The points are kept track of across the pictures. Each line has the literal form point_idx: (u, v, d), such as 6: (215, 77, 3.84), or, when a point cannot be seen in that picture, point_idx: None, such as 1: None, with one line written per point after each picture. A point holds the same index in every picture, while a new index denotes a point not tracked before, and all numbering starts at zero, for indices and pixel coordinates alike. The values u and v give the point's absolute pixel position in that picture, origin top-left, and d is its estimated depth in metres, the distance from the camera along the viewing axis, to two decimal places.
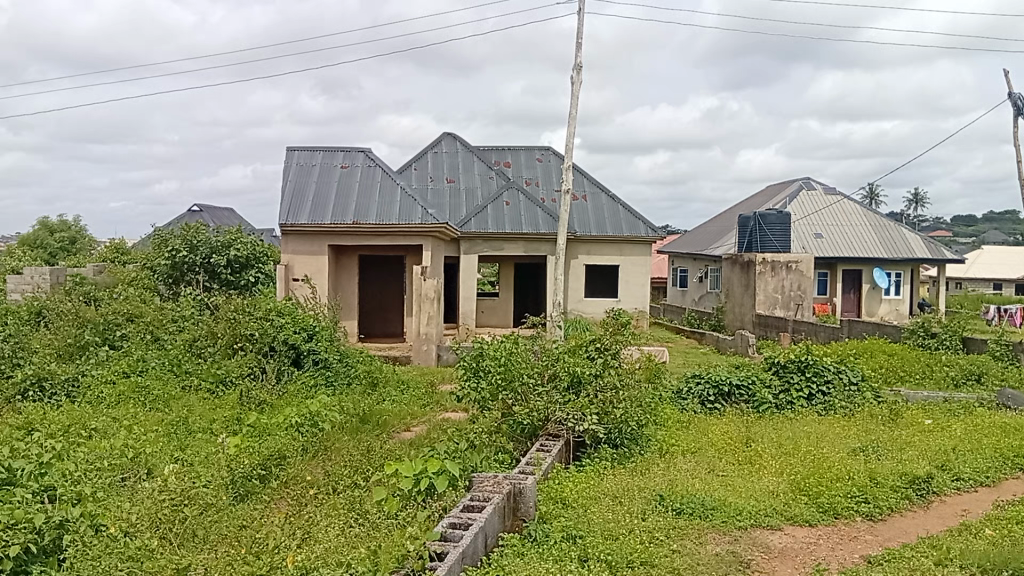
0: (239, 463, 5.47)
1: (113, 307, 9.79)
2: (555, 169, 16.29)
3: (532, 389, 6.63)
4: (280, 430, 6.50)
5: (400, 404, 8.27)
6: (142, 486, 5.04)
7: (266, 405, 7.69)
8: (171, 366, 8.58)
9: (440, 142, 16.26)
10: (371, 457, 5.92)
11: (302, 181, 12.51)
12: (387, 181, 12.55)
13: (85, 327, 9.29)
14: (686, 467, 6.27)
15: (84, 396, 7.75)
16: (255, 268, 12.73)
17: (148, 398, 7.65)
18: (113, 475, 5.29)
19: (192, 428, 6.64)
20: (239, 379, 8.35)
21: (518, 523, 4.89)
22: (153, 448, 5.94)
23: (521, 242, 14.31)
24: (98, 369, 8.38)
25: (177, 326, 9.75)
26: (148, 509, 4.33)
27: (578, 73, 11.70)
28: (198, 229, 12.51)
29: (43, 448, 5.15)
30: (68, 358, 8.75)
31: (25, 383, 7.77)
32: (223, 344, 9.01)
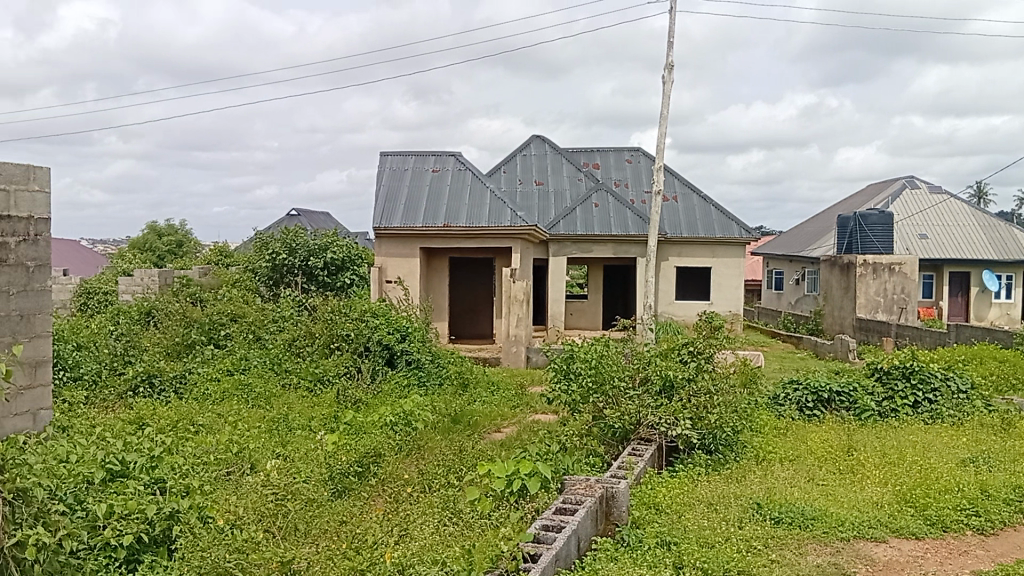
0: (337, 460, 5.60)
1: (218, 308, 10.21)
2: (645, 170, 16.12)
3: (623, 392, 6.58)
4: (375, 428, 6.64)
5: (490, 405, 8.32)
6: (246, 480, 5.22)
7: (361, 404, 7.86)
8: (272, 365, 8.88)
9: (529, 144, 16.31)
10: (463, 457, 5.97)
11: (395, 185, 12.75)
12: (478, 185, 12.66)
13: (191, 327, 9.73)
14: (784, 475, 6.09)
15: (190, 392, 8.10)
16: (350, 270, 13.02)
17: (251, 395, 7.94)
18: (219, 469, 5.50)
19: (292, 425, 6.84)
20: (335, 378, 8.57)
21: (611, 527, 4.85)
22: (256, 444, 6.15)
23: (611, 244, 14.20)
24: (203, 367, 8.74)
25: (277, 326, 10.09)
26: (254, 503, 4.48)
27: (670, 72, 11.54)
28: (297, 233, 12.92)
29: (155, 443, 5.40)
30: (176, 355, 9.15)
31: (136, 379, 8.17)
32: (321, 344, 9.28)
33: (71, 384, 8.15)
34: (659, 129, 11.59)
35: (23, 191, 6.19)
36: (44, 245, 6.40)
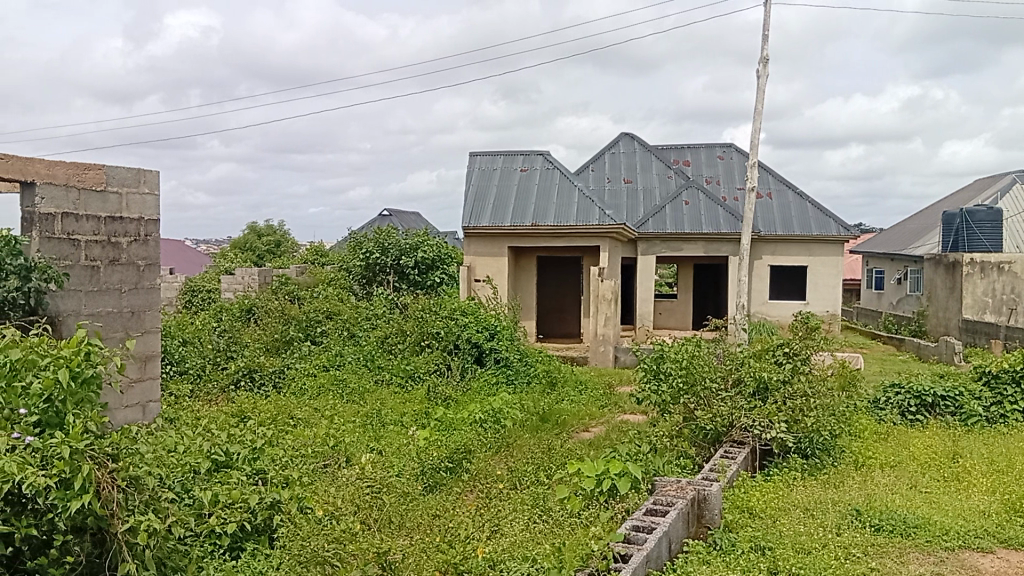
0: (429, 455, 5.68)
1: (314, 305, 10.54)
2: (737, 167, 15.78)
3: (715, 393, 6.46)
4: (465, 425, 6.72)
5: (579, 405, 8.30)
6: (342, 473, 5.39)
7: (450, 401, 7.96)
8: (365, 361, 9.09)
9: (618, 142, 16.19)
10: (552, 455, 5.98)
11: (484, 185, 12.86)
12: (566, 183, 12.64)
13: (290, 323, 10.07)
14: (885, 481, 5.87)
15: (288, 387, 8.38)
16: (440, 269, 13.20)
17: (345, 390, 8.16)
18: (316, 462, 5.67)
19: (384, 420, 6.99)
20: (426, 375, 8.71)
21: (703, 530, 4.79)
22: (351, 438, 6.32)
23: (701, 242, 13.96)
24: (300, 362, 9.03)
25: (370, 323, 10.31)
26: (352, 494, 4.61)
27: (765, 66, 11.28)
28: (389, 233, 13.21)
29: (257, 434, 5.62)
30: (275, 351, 9.49)
31: (238, 374, 8.51)
32: (413, 342, 9.44)
33: (178, 377, 8.54)
34: (753, 125, 11.34)
35: (135, 194, 6.54)
36: (154, 244, 6.73)
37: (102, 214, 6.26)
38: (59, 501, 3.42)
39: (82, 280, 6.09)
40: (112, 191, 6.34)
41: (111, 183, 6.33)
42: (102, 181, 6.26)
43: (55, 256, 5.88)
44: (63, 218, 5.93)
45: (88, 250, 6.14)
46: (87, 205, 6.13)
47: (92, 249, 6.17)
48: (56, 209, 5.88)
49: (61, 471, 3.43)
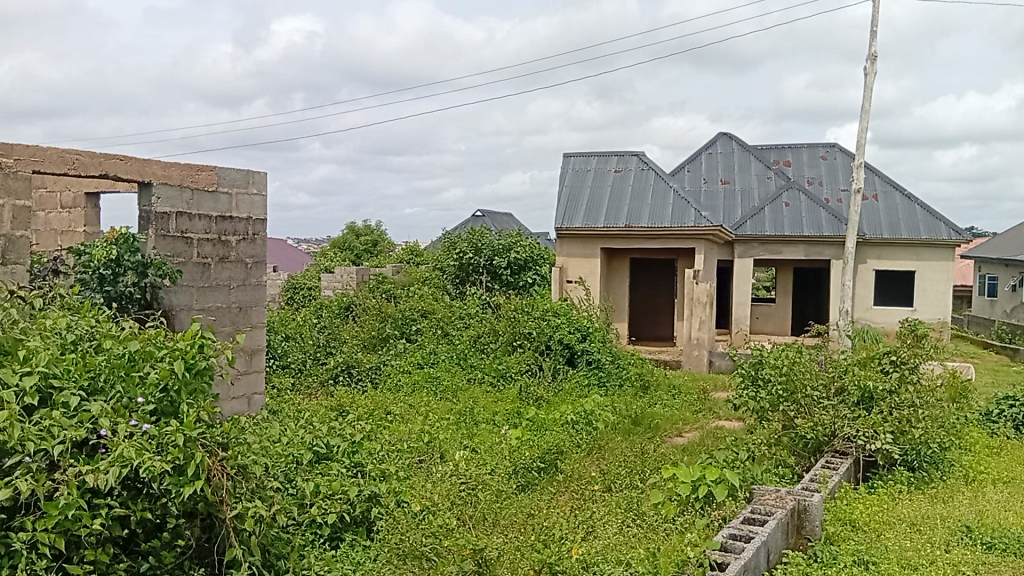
0: (521, 455, 5.71)
1: (410, 304, 10.75)
2: (841, 167, 15.27)
3: (817, 401, 6.26)
4: (557, 426, 6.72)
5: (672, 409, 8.18)
6: (438, 468, 5.48)
7: (542, 402, 7.96)
8: (458, 359, 9.21)
9: (715, 142, 15.89)
10: (645, 459, 5.92)
11: (578, 185, 12.82)
12: (661, 184, 12.50)
13: (386, 321, 10.33)
14: (998, 498, 5.57)
15: (384, 383, 8.58)
16: (532, 270, 13.24)
17: (439, 387, 8.28)
18: (412, 457, 5.79)
19: (476, 418, 7.06)
20: (518, 375, 8.76)
21: (803, 541, 4.67)
22: (446, 435, 6.41)
23: (801, 245, 13.58)
24: (396, 359, 9.23)
25: (463, 322, 10.43)
26: (448, 490, 4.71)
27: (872, 64, 10.87)
28: (483, 233, 13.33)
29: (356, 429, 5.79)
30: (372, 348, 9.74)
31: (337, 369, 8.78)
32: (505, 342, 9.51)
33: (280, 371, 8.86)
34: (859, 124, 10.94)
35: (244, 194, 6.81)
36: (261, 243, 6.99)
37: (213, 213, 6.54)
38: (173, 487, 3.62)
39: (194, 276, 6.37)
40: (222, 192, 6.62)
41: (222, 184, 6.61)
42: (214, 182, 6.55)
43: (169, 253, 6.18)
44: (177, 217, 6.23)
45: (200, 247, 6.43)
46: (200, 204, 6.42)
47: (203, 246, 6.46)
48: (171, 208, 6.18)
49: (176, 458, 3.61)
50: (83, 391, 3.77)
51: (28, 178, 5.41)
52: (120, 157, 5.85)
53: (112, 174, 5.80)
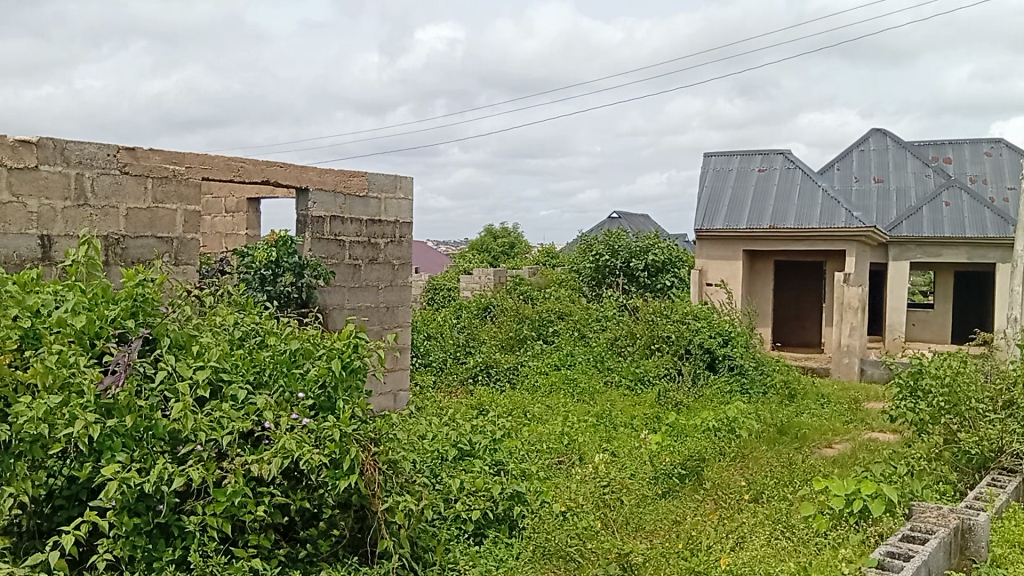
0: (661, 462, 5.63)
1: (547, 306, 10.82)
2: (1009, 163, 14.18)
3: (983, 415, 5.81)
4: (697, 432, 6.60)
5: (821, 419, 7.82)
6: (578, 470, 5.50)
7: (682, 406, 7.82)
8: (595, 362, 9.21)
9: (867, 139, 15.12)
10: (793, 470, 5.70)
11: (719, 186, 12.52)
12: (809, 183, 12.00)
13: (523, 322, 10.45)
14: None
15: (522, 383, 8.68)
16: (671, 272, 13.03)
17: (576, 389, 8.29)
18: (551, 458, 5.82)
19: (615, 422, 7.01)
20: (656, 379, 8.66)
21: (966, 562, 4.37)
22: (585, 437, 6.40)
23: (963, 247, 12.72)
24: (533, 360, 9.32)
25: (600, 325, 10.40)
26: (592, 492, 4.97)
27: None
28: (620, 236, 13.26)
29: (498, 428, 5.90)
30: (509, 349, 9.87)
31: (476, 368, 8.97)
32: (642, 345, 9.43)
33: (423, 369, 9.16)
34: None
35: (392, 199, 7.06)
36: (407, 246, 7.23)
37: (364, 217, 6.82)
38: (330, 479, 3.79)
39: (345, 277, 6.67)
40: (372, 197, 6.90)
41: (372, 189, 6.89)
42: (365, 187, 6.83)
43: (324, 255, 6.49)
44: (331, 221, 6.54)
45: (351, 250, 6.72)
46: (352, 209, 6.72)
47: (354, 249, 6.75)
48: (326, 212, 6.49)
49: (332, 452, 3.79)
50: (249, 384, 4.03)
51: (197, 185, 5.80)
52: (279, 164, 6.21)
53: (272, 180, 6.16)
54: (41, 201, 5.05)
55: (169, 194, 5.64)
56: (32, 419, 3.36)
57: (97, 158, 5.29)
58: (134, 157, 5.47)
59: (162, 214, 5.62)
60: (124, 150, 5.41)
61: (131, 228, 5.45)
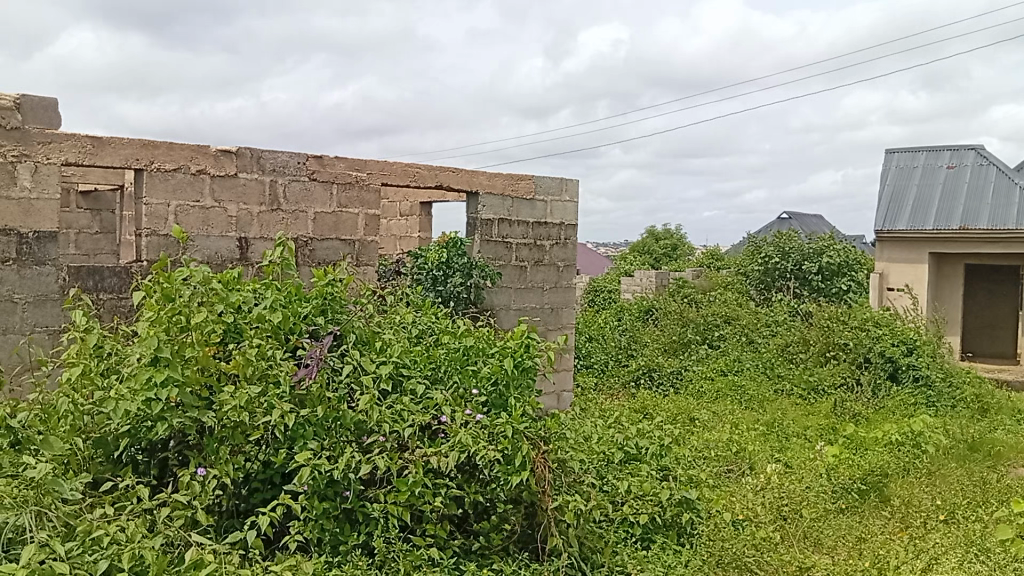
0: (838, 476, 5.39)
1: (713, 310, 10.57)
2: None
3: None
4: (878, 446, 6.25)
5: (1018, 437, 7.17)
6: (749, 480, 5.38)
7: (860, 418, 7.42)
8: (765, 369, 8.92)
9: None
10: (987, 490, 5.26)
11: (902, 184, 11.79)
12: (1005, 180, 11.06)
13: (688, 326, 10.26)
14: None
15: (687, 388, 8.52)
16: (846, 276, 12.38)
17: (744, 396, 8.06)
18: (720, 465, 5.69)
19: (787, 431, 6.76)
20: (831, 389, 8.26)
21: None
22: (756, 446, 6.22)
23: None
24: (698, 365, 9.15)
25: (770, 330, 10.02)
26: (771, 501, 4.90)
27: None
28: (791, 238, 12.76)
29: (665, 433, 5.83)
30: (673, 352, 9.73)
31: (638, 371, 8.92)
32: (816, 352, 9.03)
33: (585, 371, 9.22)
34: None
35: (558, 201, 7.15)
36: (573, 247, 7.27)
37: (531, 219, 6.95)
38: (503, 474, 3.88)
39: (512, 278, 6.83)
40: (539, 200, 7.01)
41: (538, 192, 6.99)
42: (531, 190, 6.94)
43: (492, 256, 6.67)
44: (499, 224, 6.72)
45: (518, 252, 6.86)
46: (520, 212, 6.86)
47: (521, 251, 6.88)
48: (494, 215, 6.68)
49: (505, 448, 3.88)
50: (427, 380, 4.22)
51: (377, 190, 6.10)
52: (452, 169, 6.42)
53: (445, 184, 6.38)
54: (239, 206, 5.49)
55: (352, 199, 5.98)
56: (235, 407, 3.68)
57: (289, 165, 5.68)
58: (321, 164, 5.82)
59: (345, 218, 5.97)
60: (312, 158, 5.77)
61: (318, 231, 5.84)
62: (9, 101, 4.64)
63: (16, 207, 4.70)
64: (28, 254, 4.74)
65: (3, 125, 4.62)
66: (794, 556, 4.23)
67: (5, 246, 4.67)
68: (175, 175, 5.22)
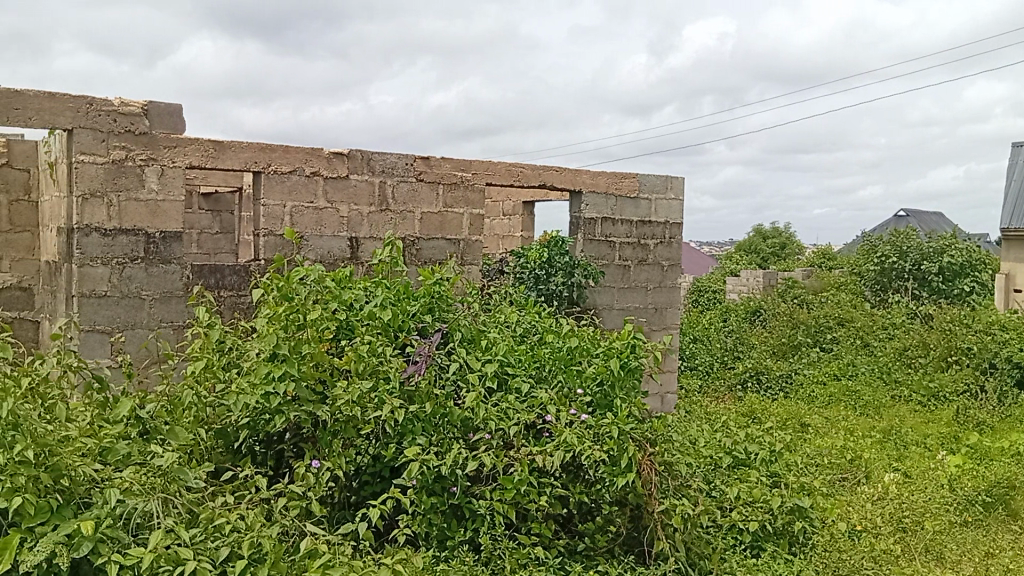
0: (961, 488, 5.10)
1: (825, 312, 10.19)
2: None
3: None
4: (1005, 457, 5.88)
5: None
6: (864, 489, 5.21)
7: (985, 427, 6.97)
8: (881, 374, 8.55)
9: None
10: None
11: None
12: None
13: (798, 328, 9.95)
14: None
15: (797, 392, 8.26)
16: (970, 276, 11.72)
17: (859, 402, 7.74)
18: (833, 474, 5.49)
19: (905, 439, 6.45)
20: (954, 395, 7.83)
21: None
22: (872, 454, 5.96)
23: None
24: (809, 369, 8.85)
25: (887, 333, 9.58)
26: (891, 512, 4.73)
27: None
28: (909, 236, 12.19)
29: (775, 439, 5.66)
30: (782, 355, 9.45)
31: (745, 374, 8.71)
32: (937, 357, 8.57)
33: (689, 372, 9.08)
34: None
35: (663, 199, 7.03)
36: (678, 246, 7.14)
37: (635, 218, 6.87)
38: (608, 475, 3.85)
39: (615, 277, 6.78)
40: (644, 198, 6.92)
41: (643, 190, 6.91)
42: (636, 189, 6.87)
43: (595, 256, 6.65)
44: (602, 222, 6.68)
45: (622, 251, 6.80)
46: (623, 210, 6.80)
47: (625, 250, 6.82)
48: (598, 214, 6.65)
49: (611, 448, 3.85)
50: (531, 378, 4.24)
51: (482, 189, 6.16)
52: (555, 168, 6.42)
53: (549, 184, 6.38)
54: (350, 207, 5.65)
55: (457, 199, 6.06)
56: (348, 402, 3.79)
57: (397, 166, 5.80)
58: (428, 165, 5.93)
59: (451, 217, 6.06)
60: (419, 159, 5.88)
61: (424, 230, 5.94)
62: (137, 108, 4.91)
63: (144, 208, 4.97)
64: (154, 253, 5.01)
65: (132, 131, 4.90)
66: (916, 568, 4.13)
67: (134, 245, 4.94)
68: (290, 176, 5.41)
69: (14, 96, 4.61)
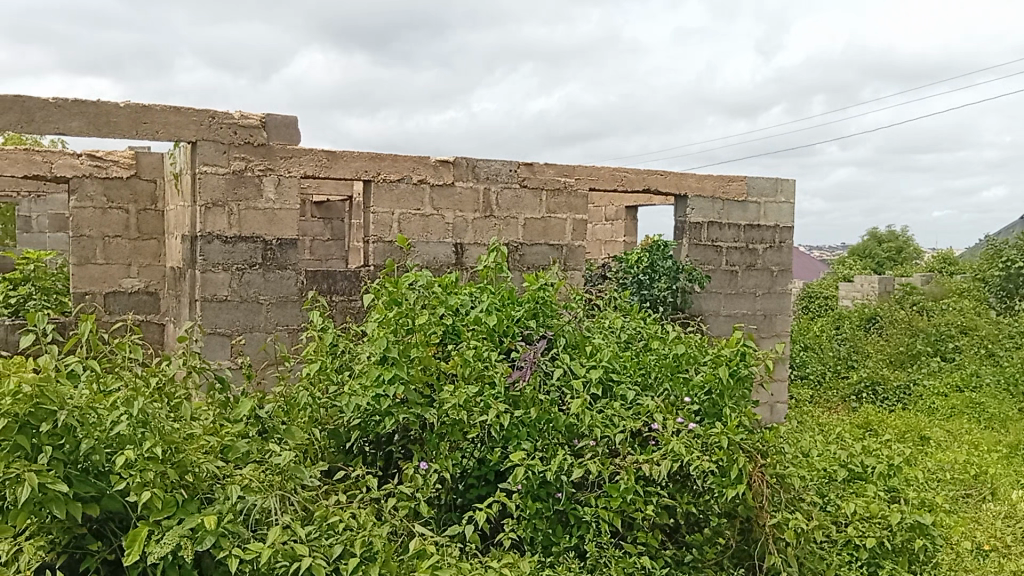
0: None
1: (946, 320, 9.70)
2: None
3: None
4: None
5: None
6: (990, 508, 4.92)
7: None
8: (1008, 385, 8.03)
9: None
10: None
11: None
12: None
13: (917, 336, 9.49)
14: None
15: (915, 404, 7.88)
16: None
17: (984, 415, 7.32)
18: (956, 490, 5.22)
19: None
20: None
21: None
22: (999, 470, 5.62)
23: None
24: (929, 379, 8.43)
25: (1015, 342, 9.01)
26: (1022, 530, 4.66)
27: None
28: None
29: (894, 451, 5.36)
30: (899, 365, 9.03)
31: (860, 385, 8.35)
32: None
33: (800, 381, 8.79)
34: None
35: (772, 203, 6.84)
36: (788, 251, 6.93)
37: (743, 222, 6.71)
38: (717, 486, 3.77)
39: (722, 283, 6.63)
40: (752, 201, 6.75)
41: (751, 194, 6.74)
42: (744, 192, 6.71)
43: (700, 260, 6.53)
44: (709, 227, 6.55)
45: (729, 255, 6.66)
46: (730, 214, 6.65)
47: (732, 255, 6.67)
48: (704, 218, 6.53)
49: (720, 459, 3.77)
50: (637, 385, 4.19)
51: (585, 195, 6.15)
52: (660, 172, 6.34)
53: (653, 188, 6.31)
54: (456, 213, 5.74)
55: (561, 205, 6.07)
56: (455, 406, 3.85)
57: (501, 173, 5.86)
58: (532, 171, 5.95)
59: (554, 223, 6.07)
60: (523, 165, 5.92)
61: (528, 236, 5.98)
62: (256, 121, 5.15)
63: (262, 217, 5.19)
64: (271, 259, 5.22)
65: (251, 142, 5.13)
66: None
67: (253, 252, 5.16)
68: (398, 185, 5.54)
69: (144, 111, 4.92)
